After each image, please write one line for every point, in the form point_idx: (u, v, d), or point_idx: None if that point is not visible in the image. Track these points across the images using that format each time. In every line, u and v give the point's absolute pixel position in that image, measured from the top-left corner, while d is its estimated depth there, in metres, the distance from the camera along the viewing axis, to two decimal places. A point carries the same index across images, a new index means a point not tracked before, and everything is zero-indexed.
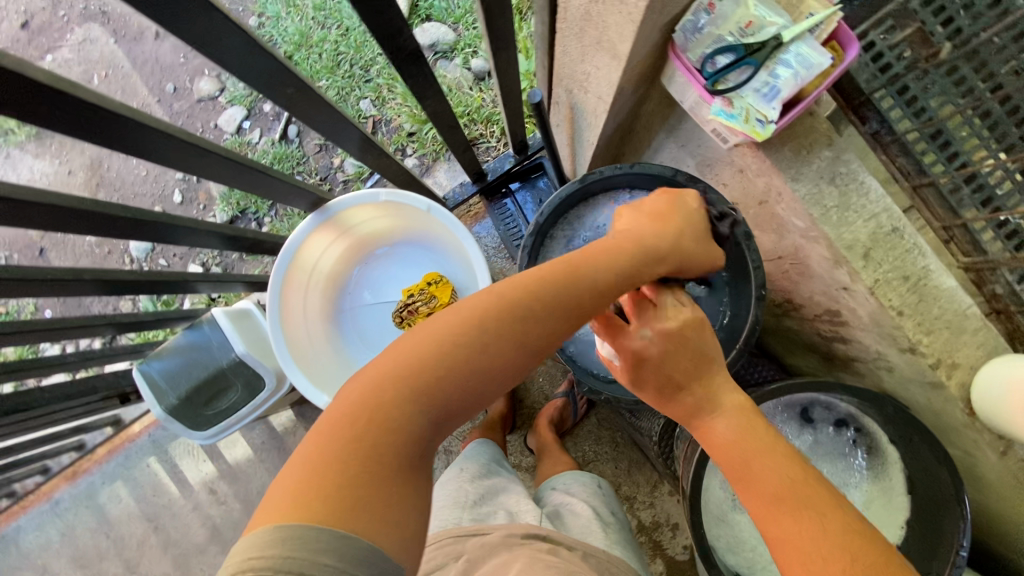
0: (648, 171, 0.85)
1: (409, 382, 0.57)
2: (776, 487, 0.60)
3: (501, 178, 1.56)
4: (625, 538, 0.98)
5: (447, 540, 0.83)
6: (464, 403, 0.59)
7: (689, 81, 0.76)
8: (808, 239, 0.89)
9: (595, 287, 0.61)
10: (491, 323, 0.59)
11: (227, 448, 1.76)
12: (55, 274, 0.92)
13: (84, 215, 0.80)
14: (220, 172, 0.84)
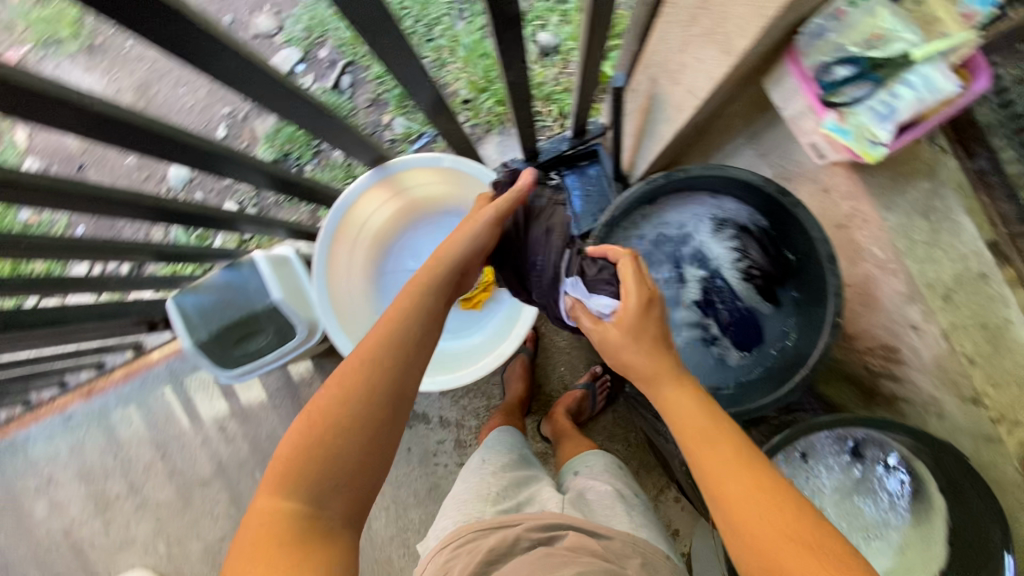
0: (739, 177, 0.80)
1: (280, 471, 0.66)
2: (727, 453, 0.64)
3: (553, 160, 1.52)
4: (648, 519, 0.97)
5: (473, 535, 0.83)
6: (340, 464, 0.67)
7: (802, 89, 0.72)
8: (884, 271, 0.86)
9: (403, 328, 0.74)
10: (334, 395, 0.69)
11: (242, 389, 1.77)
12: (124, 195, 0.95)
13: (160, 139, 0.81)
14: (300, 115, 0.84)
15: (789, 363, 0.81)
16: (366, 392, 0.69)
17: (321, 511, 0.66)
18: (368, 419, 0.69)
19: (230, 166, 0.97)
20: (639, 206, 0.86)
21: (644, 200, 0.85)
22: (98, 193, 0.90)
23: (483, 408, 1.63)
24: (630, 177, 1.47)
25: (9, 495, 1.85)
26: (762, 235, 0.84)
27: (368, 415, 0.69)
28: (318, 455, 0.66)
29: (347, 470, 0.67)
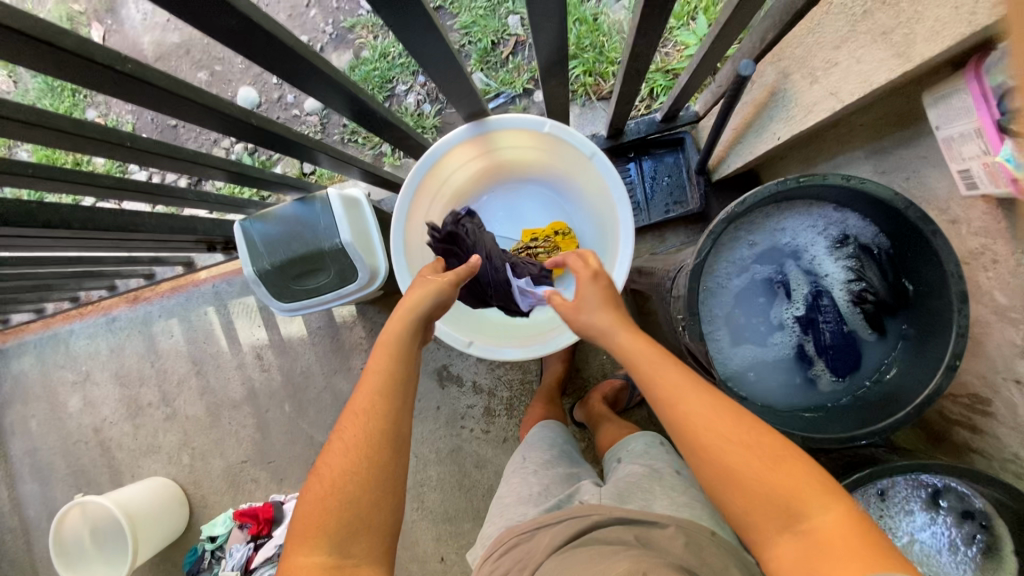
0: (878, 195, 0.73)
1: (300, 528, 0.67)
2: (683, 383, 0.66)
3: (636, 142, 1.46)
4: (694, 497, 0.87)
5: (518, 541, 0.81)
6: (356, 512, 0.67)
7: (978, 111, 0.67)
8: (1000, 318, 0.81)
9: (384, 363, 0.74)
10: (340, 451, 0.70)
11: (283, 322, 1.78)
12: (238, 112, 0.90)
13: (288, 55, 0.77)
14: (428, 49, 0.80)
15: (884, 397, 0.78)
16: (367, 431, 0.70)
17: (348, 558, 0.65)
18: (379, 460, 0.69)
19: (336, 97, 0.93)
20: (757, 207, 0.80)
21: (769, 202, 0.79)
22: (211, 103, 0.84)
23: (517, 381, 1.61)
24: (715, 174, 1.41)
25: (47, 384, 1.91)
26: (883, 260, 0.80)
27: (370, 458, 0.69)
28: (331, 506, 0.66)
29: (364, 513, 0.67)
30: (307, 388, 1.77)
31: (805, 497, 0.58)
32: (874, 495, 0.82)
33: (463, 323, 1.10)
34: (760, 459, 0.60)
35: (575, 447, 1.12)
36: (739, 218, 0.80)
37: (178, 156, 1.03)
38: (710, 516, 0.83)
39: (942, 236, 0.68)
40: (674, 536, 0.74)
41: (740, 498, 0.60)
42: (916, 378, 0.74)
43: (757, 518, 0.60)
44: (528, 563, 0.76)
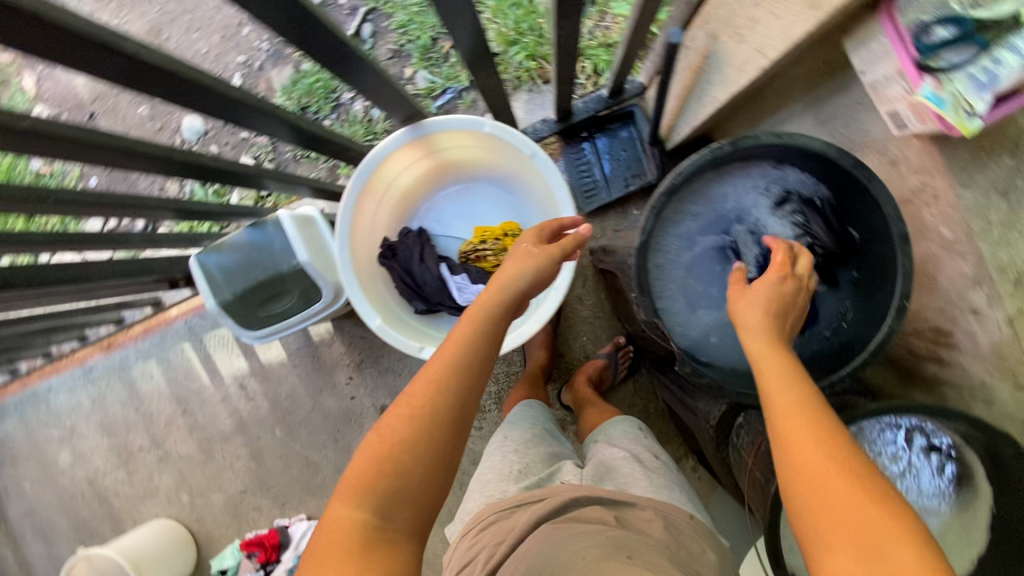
0: (806, 146, 0.75)
1: (348, 483, 0.61)
2: (781, 383, 0.63)
3: (586, 121, 1.45)
4: (673, 480, 0.90)
5: (493, 517, 0.81)
6: (406, 481, 0.61)
7: (894, 50, 0.66)
8: (948, 251, 0.82)
9: (474, 348, 0.69)
10: (406, 419, 0.63)
11: (262, 348, 1.76)
12: (155, 149, 0.88)
13: (209, 94, 0.76)
14: (352, 68, 0.79)
15: (843, 347, 0.78)
16: (440, 409, 0.64)
17: (389, 523, 0.60)
18: (441, 442, 0.63)
19: (270, 125, 0.92)
20: (694, 175, 0.80)
21: (707, 165, 0.79)
22: (128, 145, 0.83)
23: (502, 373, 1.61)
24: (668, 142, 1.41)
25: (34, 444, 1.88)
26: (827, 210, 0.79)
27: (433, 434, 0.63)
28: (384, 470, 0.61)
29: (414, 485, 0.61)
30: (295, 410, 1.76)
31: (868, 515, 0.52)
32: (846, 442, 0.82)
33: (409, 328, 1.06)
34: (837, 467, 0.55)
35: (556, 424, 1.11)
36: (679, 187, 0.81)
37: (111, 203, 0.99)
38: (687, 499, 0.87)
39: (877, 181, 0.72)
40: (649, 518, 0.77)
41: (802, 491, 0.56)
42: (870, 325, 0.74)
43: (809, 521, 0.54)
44: (503, 542, 0.76)
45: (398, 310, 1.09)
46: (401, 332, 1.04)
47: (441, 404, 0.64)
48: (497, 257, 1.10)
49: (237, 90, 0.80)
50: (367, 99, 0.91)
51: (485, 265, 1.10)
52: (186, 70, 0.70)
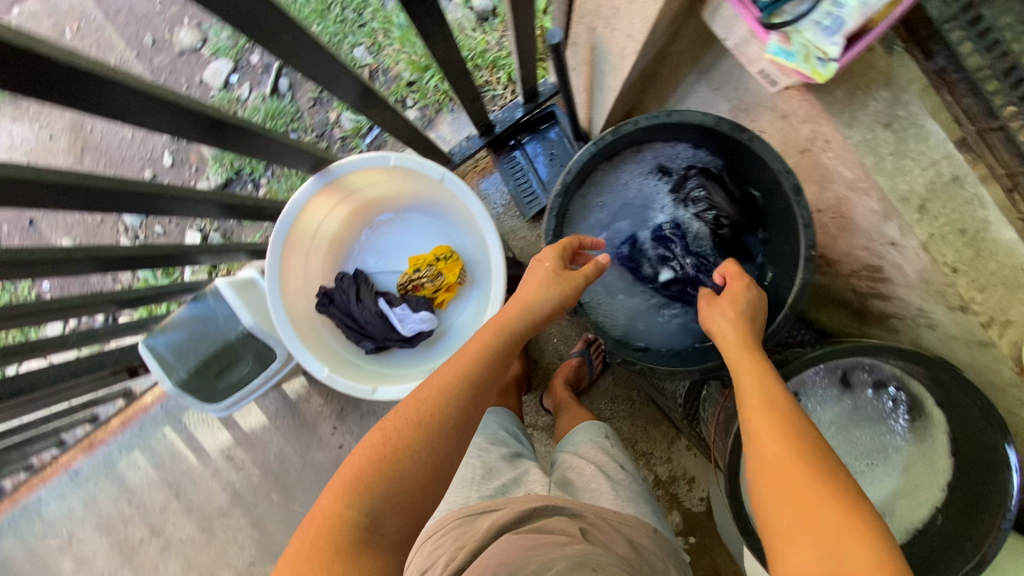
0: (687, 120, 0.77)
1: (342, 481, 0.59)
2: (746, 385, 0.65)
3: (510, 130, 1.43)
4: (637, 492, 0.95)
5: (455, 524, 0.82)
6: (400, 486, 0.58)
7: (739, 13, 0.67)
8: (855, 190, 0.83)
9: (479, 359, 0.69)
10: (407, 423, 0.62)
11: (242, 416, 1.75)
12: (47, 253, 0.85)
13: (111, 194, 0.79)
14: (243, 140, 0.82)
15: (769, 306, 0.81)
16: (441, 419, 0.63)
17: (379, 526, 0.56)
18: (438, 454, 0.61)
19: (190, 205, 0.94)
20: (592, 169, 0.85)
21: (599, 161, 0.85)
22: (53, 256, 0.86)
23: None
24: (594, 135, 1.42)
25: (35, 559, 1.84)
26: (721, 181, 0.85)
27: (434, 446, 0.61)
28: (381, 473, 0.58)
29: (409, 491, 0.59)
30: (287, 471, 1.74)
31: (829, 512, 0.52)
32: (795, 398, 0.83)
33: (358, 371, 1.06)
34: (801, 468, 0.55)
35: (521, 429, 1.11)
36: (580, 183, 0.85)
37: (28, 312, 0.95)
38: (649, 512, 0.92)
39: (758, 139, 0.73)
40: (598, 523, 0.82)
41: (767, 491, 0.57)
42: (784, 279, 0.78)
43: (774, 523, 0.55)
44: (465, 545, 0.78)
45: (346, 354, 1.09)
46: (352, 377, 1.04)
47: (445, 415, 0.63)
48: (435, 284, 1.10)
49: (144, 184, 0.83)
50: (274, 164, 0.93)
51: (424, 293, 1.10)
52: (34, 176, 0.67)
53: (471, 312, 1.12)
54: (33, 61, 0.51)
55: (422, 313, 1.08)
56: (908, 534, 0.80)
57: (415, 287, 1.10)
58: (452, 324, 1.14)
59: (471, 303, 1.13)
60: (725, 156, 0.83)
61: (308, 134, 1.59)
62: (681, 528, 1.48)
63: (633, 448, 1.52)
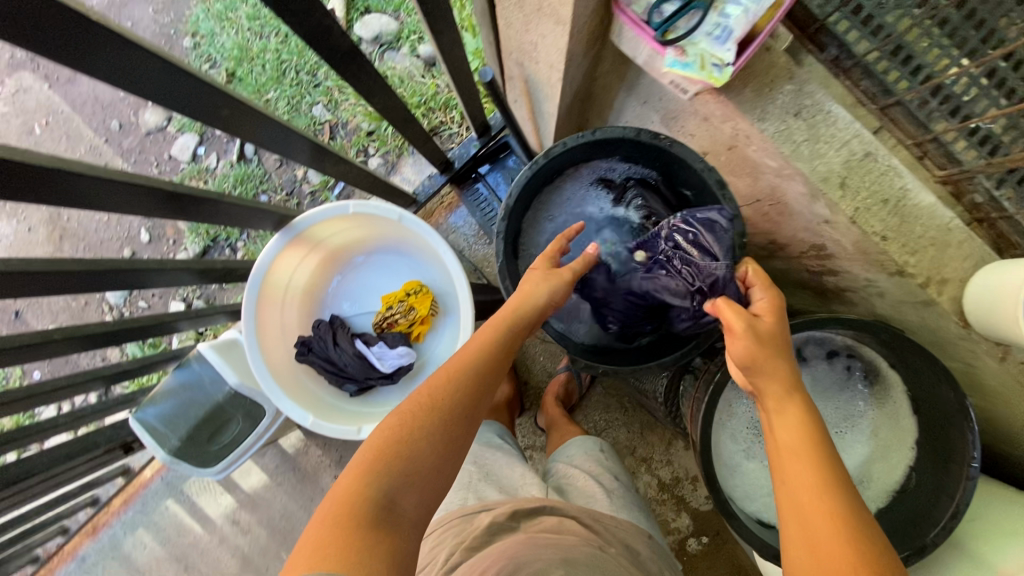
0: (610, 136, 0.85)
1: (358, 463, 0.56)
2: (792, 448, 0.59)
3: (469, 164, 1.49)
4: (631, 501, 0.96)
5: (454, 521, 0.81)
6: (416, 468, 0.57)
7: (639, 34, 0.74)
8: (782, 177, 0.88)
9: (486, 351, 0.69)
10: (421, 407, 0.61)
11: (243, 477, 1.73)
12: (24, 338, 0.88)
13: (78, 276, 0.82)
14: (199, 208, 0.85)
15: None
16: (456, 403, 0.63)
17: (396, 506, 0.54)
18: (454, 437, 0.61)
19: (166, 277, 0.97)
20: (533, 190, 0.92)
21: (539, 182, 0.92)
22: (33, 341, 0.89)
23: None
24: None
25: None
26: (657, 188, 0.92)
27: (448, 430, 0.61)
28: (397, 456, 0.57)
29: (424, 472, 0.57)
30: (295, 527, 1.72)
31: None
32: None
33: (343, 414, 1.09)
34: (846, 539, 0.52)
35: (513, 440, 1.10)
36: (523, 204, 0.92)
37: (12, 399, 0.97)
38: (643, 518, 0.94)
39: (677, 143, 0.82)
40: (591, 523, 0.82)
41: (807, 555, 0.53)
42: None
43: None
44: (461, 538, 0.77)
45: (330, 399, 1.12)
46: (337, 420, 1.07)
47: (460, 398, 0.63)
48: (408, 319, 1.14)
49: (116, 262, 0.86)
50: (238, 227, 0.97)
51: (400, 328, 1.14)
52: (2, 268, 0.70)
53: (446, 340, 1.17)
54: None
55: (401, 348, 1.11)
56: (889, 495, 0.83)
57: (390, 324, 1.14)
58: (430, 356, 1.18)
59: (445, 332, 1.17)
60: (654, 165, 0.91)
61: (278, 194, 1.64)
62: (693, 530, 1.46)
63: (633, 456, 1.52)
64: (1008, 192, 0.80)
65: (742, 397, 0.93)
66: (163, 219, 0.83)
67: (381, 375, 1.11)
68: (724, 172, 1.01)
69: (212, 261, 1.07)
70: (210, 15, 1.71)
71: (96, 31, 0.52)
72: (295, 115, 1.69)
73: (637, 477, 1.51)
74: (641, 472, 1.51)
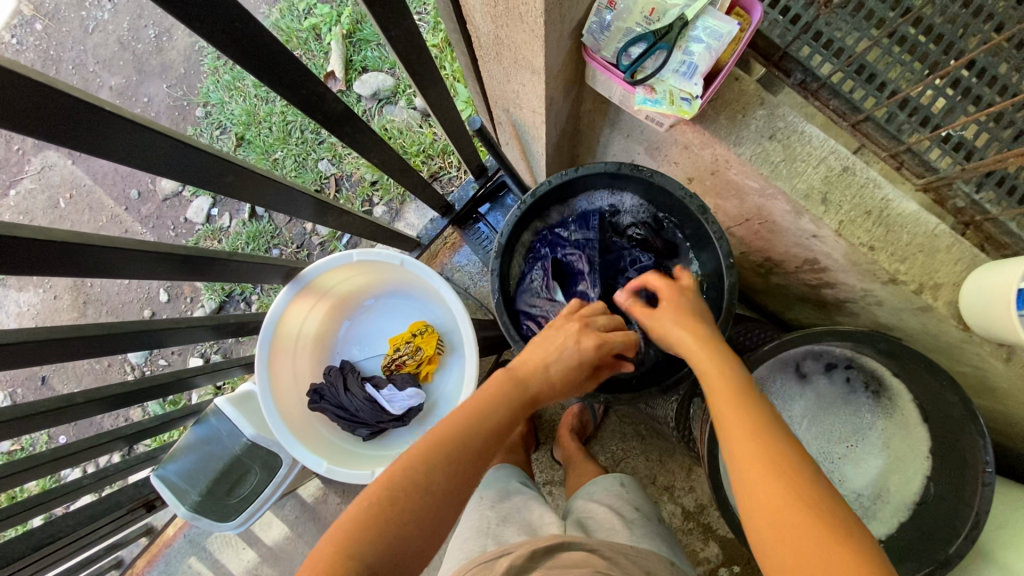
0: (594, 172, 0.91)
1: (345, 531, 0.58)
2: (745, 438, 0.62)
3: (468, 206, 1.54)
4: (653, 530, 0.88)
5: (473, 567, 0.73)
6: (404, 544, 0.59)
7: (610, 77, 0.79)
8: (766, 197, 0.90)
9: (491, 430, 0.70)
10: (419, 483, 0.62)
11: (263, 531, 1.70)
12: (47, 404, 0.92)
13: (95, 340, 0.85)
14: (208, 268, 0.89)
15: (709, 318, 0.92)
16: (452, 484, 0.64)
17: None
18: (445, 517, 0.63)
19: (181, 335, 1.01)
20: (525, 226, 0.98)
21: (530, 216, 0.97)
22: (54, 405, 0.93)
23: None
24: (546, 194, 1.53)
25: None
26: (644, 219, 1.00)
27: (439, 508, 0.62)
28: (384, 533, 0.59)
29: (411, 549, 0.60)
30: None
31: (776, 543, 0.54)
32: None
33: (359, 460, 1.10)
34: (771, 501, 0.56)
35: (532, 481, 1.04)
36: (516, 238, 0.98)
37: (36, 464, 1.00)
38: (669, 551, 0.85)
39: (656, 174, 0.87)
40: (614, 556, 0.74)
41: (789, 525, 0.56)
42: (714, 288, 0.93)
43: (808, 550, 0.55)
44: None
45: (344, 444, 1.13)
46: (351, 466, 1.07)
47: (459, 478, 0.65)
48: (416, 359, 1.17)
49: (132, 324, 0.90)
50: (248, 282, 1.02)
51: (409, 368, 1.16)
52: (25, 337, 0.75)
53: (455, 376, 1.18)
54: (15, 243, 0.60)
55: (411, 390, 1.13)
56: (909, 507, 0.82)
57: (400, 366, 1.16)
58: (439, 393, 1.19)
59: (452, 369, 1.18)
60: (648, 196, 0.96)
61: (289, 247, 1.71)
62: (722, 559, 1.41)
63: (654, 485, 1.48)
64: (987, 195, 0.84)
65: None
66: (174, 281, 0.87)
67: (390, 417, 1.12)
68: (712, 195, 1.04)
69: (226, 315, 1.12)
70: (220, 85, 1.83)
71: (110, 119, 0.58)
72: (301, 171, 1.77)
73: (660, 507, 1.47)
74: (664, 501, 1.46)
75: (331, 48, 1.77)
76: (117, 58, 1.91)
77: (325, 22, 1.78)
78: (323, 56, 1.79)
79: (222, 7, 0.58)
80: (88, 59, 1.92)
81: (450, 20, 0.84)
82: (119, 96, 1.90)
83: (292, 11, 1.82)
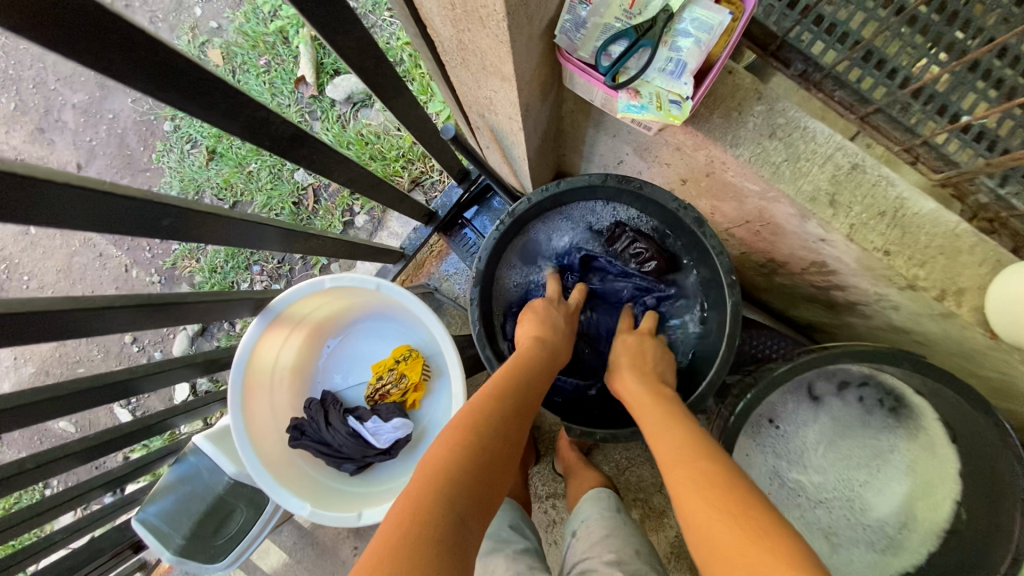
0: (577, 185, 0.85)
1: (426, 477, 0.59)
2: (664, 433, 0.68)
3: (453, 212, 1.45)
4: None
5: None
6: (484, 481, 0.60)
7: (590, 81, 0.71)
8: (768, 199, 0.82)
9: (532, 381, 0.75)
10: (485, 427, 0.65)
11: (261, 558, 1.62)
12: None
13: (35, 408, 0.79)
14: (162, 314, 0.80)
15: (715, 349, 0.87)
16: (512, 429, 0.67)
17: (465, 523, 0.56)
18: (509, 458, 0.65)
19: (140, 387, 0.93)
20: (506, 245, 0.93)
21: (511, 234, 0.92)
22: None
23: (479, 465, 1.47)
24: None
25: None
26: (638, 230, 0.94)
27: (504, 450, 0.65)
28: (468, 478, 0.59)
29: (487, 488, 0.60)
30: None
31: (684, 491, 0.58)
32: (768, 425, 0.87)
33: (344, 499, 1.03)
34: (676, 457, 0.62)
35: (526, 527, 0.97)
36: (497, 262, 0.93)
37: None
38: None
39: (646, 183, 0.81)
40: None
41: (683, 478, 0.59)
42: (718, 306, 0.87)
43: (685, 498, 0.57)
44: None
45: (325, 480, 1.07)
46: (337, 506, 1.01)
47: (515, 423, 0.69)
48: (401, 387, 1.10)
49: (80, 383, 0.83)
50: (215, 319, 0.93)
51: (394, 398, 1.09)
52: None
53: (444, 402, 1.11)
54: None
55: (397, 420, 1.06)
56: (939, 535, 0.78)
57: (387, 396, 1.10)
58: (430, 421, 1.12)
59: (440, 394, 1.12)
60: (640, 205, 0.90)
61: (269, 264, 1.63)
62: None
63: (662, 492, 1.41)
64: (1014, 188, 0.76)
65: (758, 446, 0.86)
66: (133, 330, 0.80)
67: (377, 451, 1.06)
68: (708, 196, 0.96)
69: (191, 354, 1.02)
70: None
71: (5, 177, 0.50)
72: (277, 183, 1.69)
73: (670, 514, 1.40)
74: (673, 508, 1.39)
75: (300, 52, 1.68)
76: (78, 73, 1.81)
77: (292, 23, 1.69)
78: (292, 60, 1.69)
79: (122, 37, 0.49)
80: (49, 76, 1.82)
81: (409, 24, 0.75)
82: (84, 113, 1.80)
83: (256, 13, 1.71)
